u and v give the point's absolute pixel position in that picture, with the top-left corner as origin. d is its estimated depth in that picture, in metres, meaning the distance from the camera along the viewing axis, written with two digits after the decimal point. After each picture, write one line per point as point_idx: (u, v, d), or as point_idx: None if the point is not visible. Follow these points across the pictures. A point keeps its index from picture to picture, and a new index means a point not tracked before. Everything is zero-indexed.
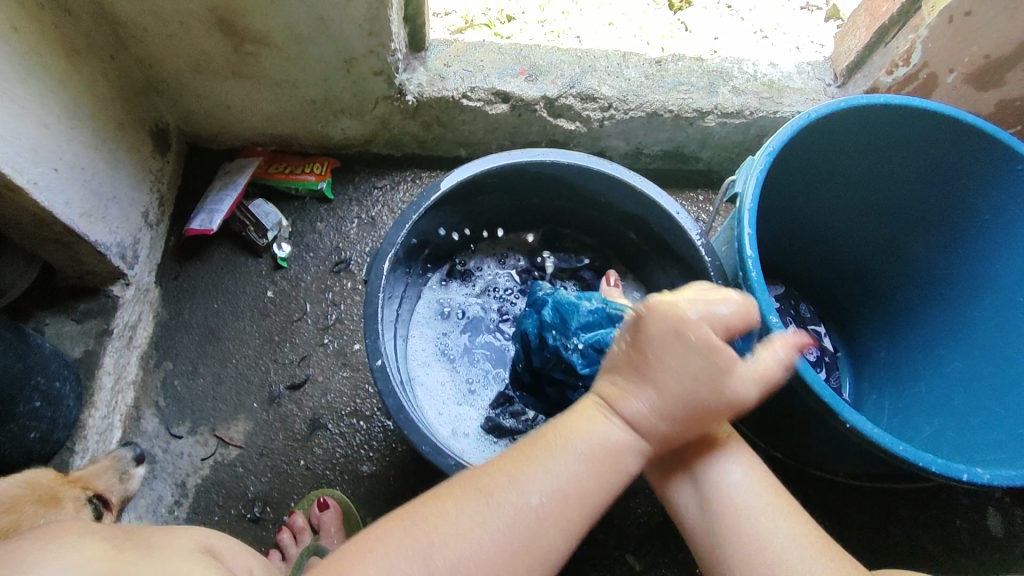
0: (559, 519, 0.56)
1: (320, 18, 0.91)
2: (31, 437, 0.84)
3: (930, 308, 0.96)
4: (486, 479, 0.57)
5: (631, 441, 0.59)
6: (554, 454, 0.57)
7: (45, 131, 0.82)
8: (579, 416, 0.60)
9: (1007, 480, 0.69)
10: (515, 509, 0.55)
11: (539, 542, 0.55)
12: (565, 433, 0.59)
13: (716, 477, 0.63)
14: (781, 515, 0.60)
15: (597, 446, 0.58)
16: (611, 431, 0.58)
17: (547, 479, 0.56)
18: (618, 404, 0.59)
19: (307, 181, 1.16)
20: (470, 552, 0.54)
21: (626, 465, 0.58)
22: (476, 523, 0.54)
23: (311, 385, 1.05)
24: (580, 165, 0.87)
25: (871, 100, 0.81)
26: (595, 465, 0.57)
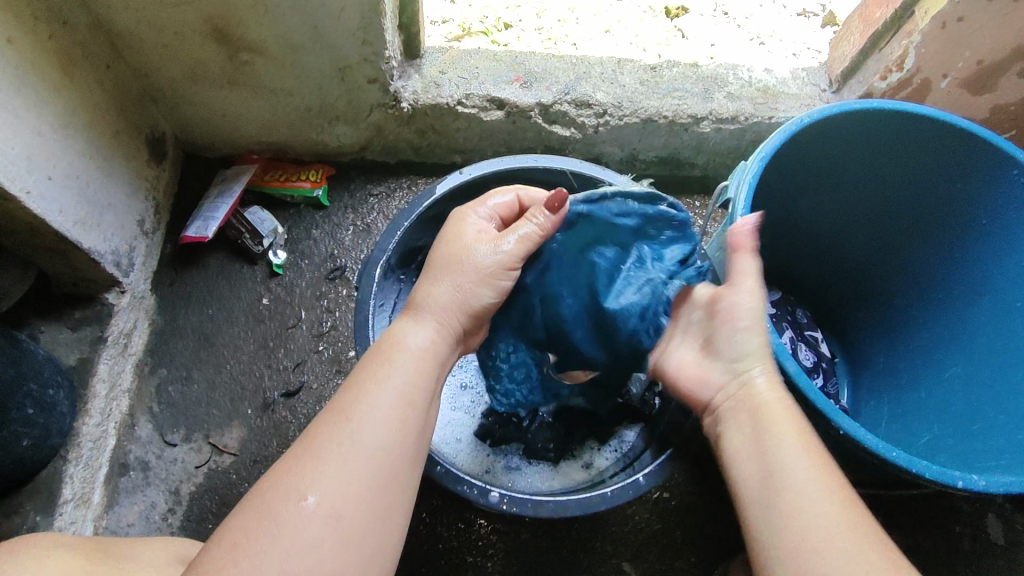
0: (397, 437, 0.58)
1: (314, 27, 0.91)
2: (23, 444, 0.84)
3: (926, 313, 0.96)
4: (336, 425, 0.56)
5: (431, 346, 0.64)
6: (380, 379, 0.60)
7: (39, 140, 0.83)
8: (387, 339, 0.64)
9: (1003, 488, 0.68)
10: (346, 439, 0.56)
11: (394, 451, 0.57)
12: (390, 348, 0.63)
13: (773, 437, 0.64)
14: (824, 481, 0.60)
15: (412, 366, 0.62)
16: (416, 340, 0.64)
17: (371, 409, 0.58)
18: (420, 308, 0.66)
19: (303, 188, 1.16)
20: (331, 480, 0.54)
21: (439, 359, 0.64)
22: (328, 455, 0.55)
23: (305, 393, 1.05)
24: (573, 171, 0.88)
25: (863, 104, 0.80)
26: (393, 377, 0.60)
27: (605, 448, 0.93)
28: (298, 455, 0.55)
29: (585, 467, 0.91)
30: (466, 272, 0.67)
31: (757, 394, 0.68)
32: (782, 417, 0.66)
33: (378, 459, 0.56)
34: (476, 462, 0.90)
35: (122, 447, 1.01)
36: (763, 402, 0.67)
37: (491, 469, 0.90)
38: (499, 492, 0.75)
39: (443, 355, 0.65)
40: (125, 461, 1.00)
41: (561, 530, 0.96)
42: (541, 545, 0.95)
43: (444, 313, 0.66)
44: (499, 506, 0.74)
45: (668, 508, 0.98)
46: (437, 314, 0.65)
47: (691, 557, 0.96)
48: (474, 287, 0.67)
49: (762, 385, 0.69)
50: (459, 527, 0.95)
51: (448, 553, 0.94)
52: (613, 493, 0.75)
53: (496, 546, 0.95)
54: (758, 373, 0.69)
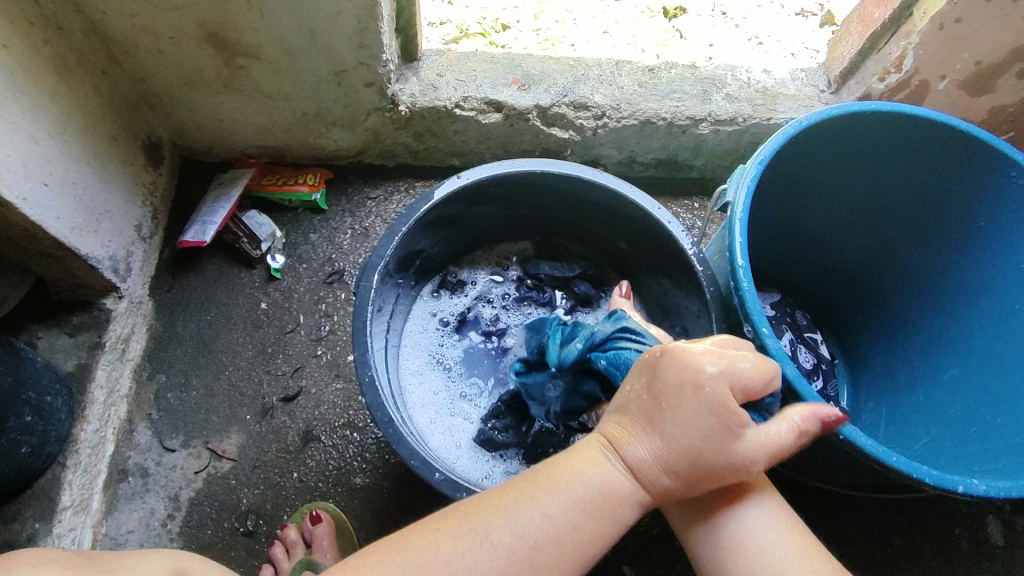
0: (576, 540, 0.55)
1: (310, 31, 0.91)
2: (22, 452, 0.83)
3: (925, 315, 0.95)
4: (482, 512, 0.55)
5: (632, 488, 0.57)
6: (555, 484, 0.57)
7: (35, 146, 0.82)
8: (580, 453, 0.59)
9: (1003, 492, 0.68)
10: (502, 534, 0.54)
11: (564, 546, 0.54)
12: (569, 468, 0.58)
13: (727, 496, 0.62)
14: (782, 535, 0.60)
15: (594, 492, 0.56)
16: (603, 476, 0.57)
17: (539, 512, 0.55)
18: (622, 447, 0.58)
19: (301, 192, 1.16)
20: (449, 572, 0.52)
21: (619, 495, 0.57)
22: (459, 550, 0.53)
23: (304, 398, 1.04)
24: (571, 175, 0.87)
25: (862, 107, 0.80)
26: (594, 510, 0.56)
27: None
28: (369, 555, 0.54)
29: None
30: None
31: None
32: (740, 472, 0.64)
33: (536, 551, 0.53)
34: (476, 467, 0.90)
35: (121, 453, 1.00)
36: None
37: (490, 474, 0.89)
38: None
39: None
40: (124, 467, 1.00)
41: None
42: None
43: None
44: None
45: None
46: None
47: (691, 561, 0.96)
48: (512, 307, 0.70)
49: (733, 429, 0.67)
50: None
51: None
52: None
53: None
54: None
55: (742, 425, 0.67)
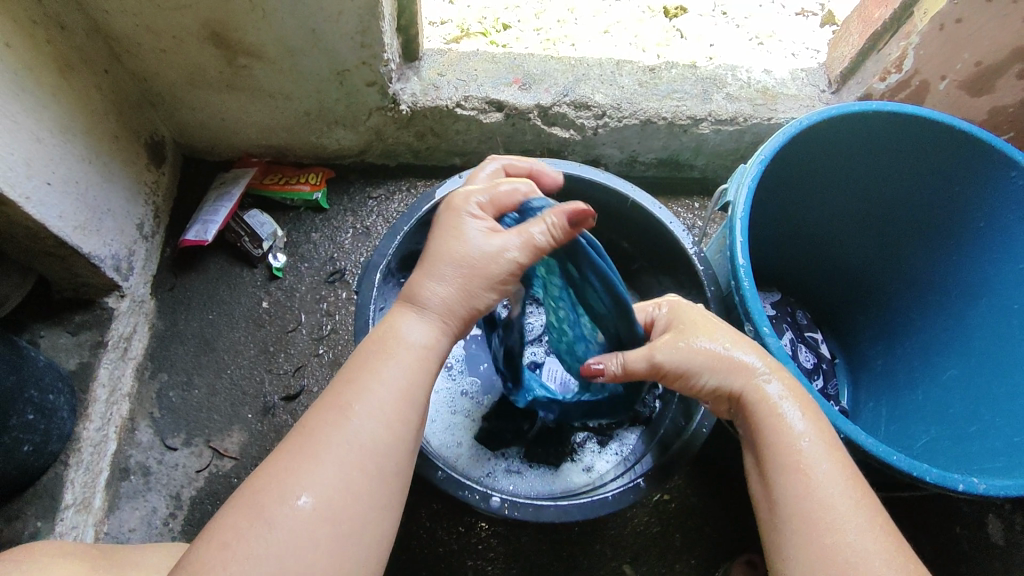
0: (404, 405, 0.57)
1: (312, 30, 0.91)
2: (24, 450, 0.84)
3: (926, 314, 0.96)
4: (375, 380, 0.57)
5: (435, 331, 0.60)
6: (376, 364, 0.58)
7: (38, 145, 0.83)
8: (391, 318, 0.61)
9: (1002, 491, 0.68)
10: (338, 429, 0.55)
11: (398, 428, 0.57)
12: (390, 335, 0.60)
13: (782, 458, 0.62)
14: (846, 500, 0.59)
15: (412, 354, 0.59)
16: (414, 330, 0.60)
17: (369, 395, 0.56)
18: (419, 297, 0.61)
19: (302, 191, 1.16)
20: (319, 480, 0.53)
21: (437, 356, 0.60)
22: (303, 464, 0.54)
23: (305, 396, 1.05)
24: (572, 174, 0.87)
25: (862, 107, 0.80)
26: (412, 370, 0.58)
27: (605, 452, 0.93)
28: (253, 484, 0.54)
29: (586, 470, 0.91)
30: (461, 265, 0.59)
31: (765, 406, 0.64)
32: (798, 432, 0.63)
33: (389, 431, 0.56)
34: (477, 467, 0.90)
35: (122, 452, 1.01)
36: (776, 414, 0.64)
37: (492, 471, 0.90)
38: (500, 497, 0.75)
39: (441, 347, 0.61)
40: (126, 466, 1.00)
41: (561, 534, 0.96)
42: (542, 548, 0.96)
43: (438, 309, 0.60)
44: (500, 511, 0.74)
45: (669, 510, 0.98)
46: (433, 310, 0.60)
47: (691, 559, 0.96)
48: (466, 288, 0.59)
49: (774, 397, 0.65)
50: (460, 530, 0.95)
51: (448, 556, 0.94)
52: (613, 498, 0.75)
53: (497, 549, 0.95)
54: (772, 384, 0.65)
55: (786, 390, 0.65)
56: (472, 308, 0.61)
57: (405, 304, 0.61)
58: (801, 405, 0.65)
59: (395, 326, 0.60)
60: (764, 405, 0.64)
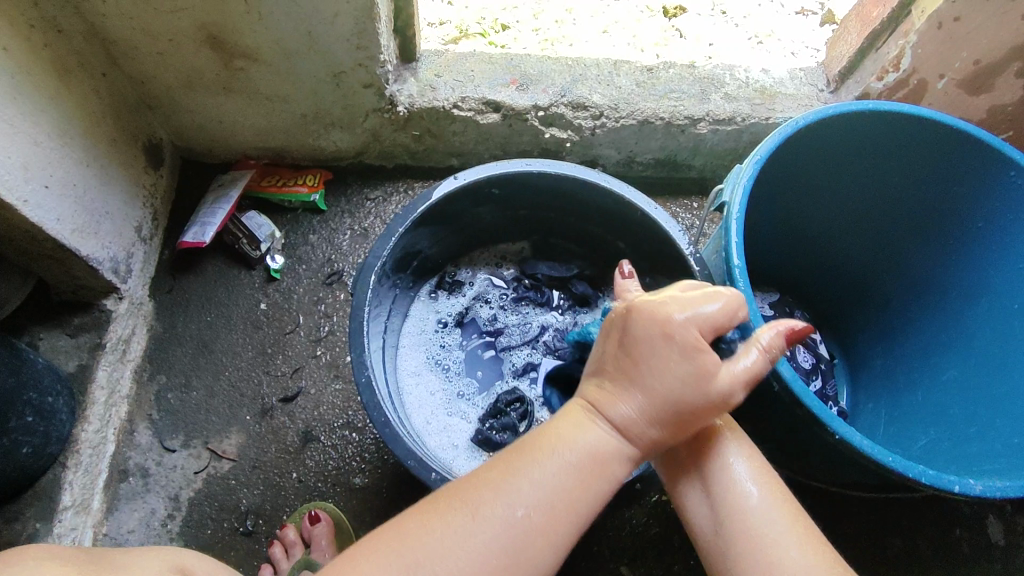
0: (569, 518, 0.56)
1: (308, 32, 0.91)
2: (23, 452, 0.84)
3: (925, 314, 0.95)
4: (490, 480, 0.56)
5: (620, 446, 0.59)
6: (543, 454, 0.57)
7: (36, 149, 0.83)
8: (566, 421, 0.60)
9: (1000, 492, 0.68)
10: (499, 521, 0.54)
11: (558, 518, 0.55)
12: (565, 437, 0.58)
13: (720, 477, 0.62)
14: (785, 519, 0.59)
15: (585, 455, 0.58)
16: (594, 438, 0.59)
17: (531, 485, 0.56)
18: (605, 409, 0.60)
19: (300, 193, 1.17)
20: (456, 568, 0.53)
21: (610, 468, 0.58)
22: (460, 544, 0.53)
23: (303, 398, 1.05)
24: (567, 175, 0.87)
25: (859, 106, 0.80)
26: (584, 474, 0.57)
27: None
28: (372, 550, 0.54)
29: None
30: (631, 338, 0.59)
31: (696, 421, 0.65)
32: (732, 453, 0.63)
33: (545, 548, 0.55)
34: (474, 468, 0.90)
35: (121, 454, 1.01)
36: (710, 435, 0.64)
37: None
38: None
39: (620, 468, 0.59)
40: (125, 468, 1.00)
41: None
42: None
43: (627, 428, 0.59)
44: None
45: (666, 511, 0.98)
46: (621, 428, 0.59)
47: (689, 560, 0.96)
48: (653, 410, 0.58)
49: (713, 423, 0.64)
50: None
51: None
52: None
53: None
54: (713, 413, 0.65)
55: (710, 407, 0.67)
56: (665, 439, 0.59)
57: (591, 417, 0.60)
58: (723, 422, 0.66)
59: (576, 434, 0.59)
60: (707, 431, 0.64)
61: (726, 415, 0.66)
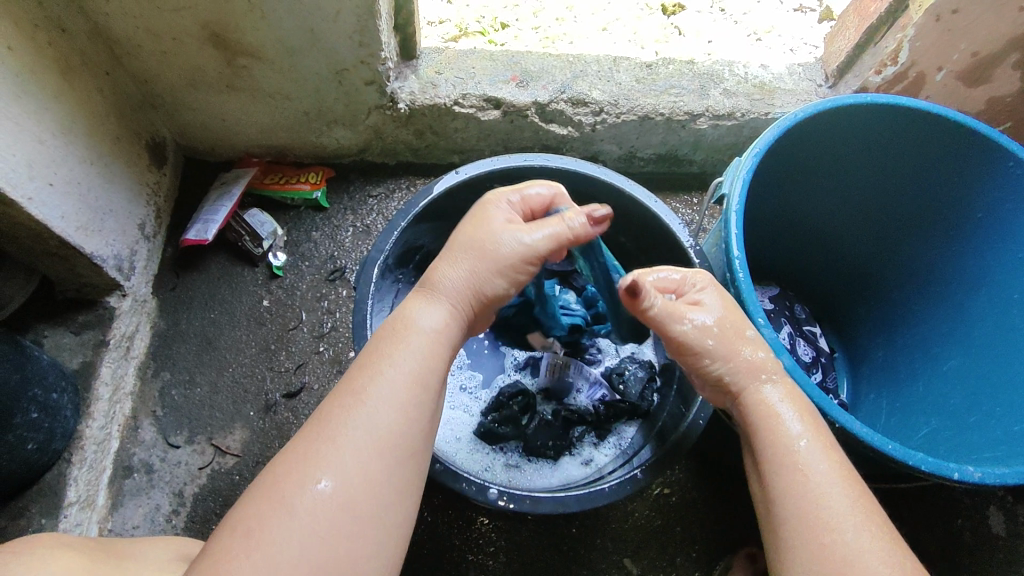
0: (417, 387, 0.58)
1: (310, 30, 0.92)
2: (28, 448, 0.84)
3: (925, 307, 0.96)
4: (360, 378, 0.58)
5: (443, 325, 0.62)
6: (388, 349, 0.60)
7: (40, 146, 0.84)
8: (407, 308, 0.64)
9: (999, 479, 0.68)
10: (350, 412, 0.55)
11: (411, 407, 0.57)
12: (403, 323, 0.62)
13: (780, 455, 0.60)
14: (847, 505, 0.56)
15: (420, 337, 0.61)
16: (426, 316, 0.62)
17: (386, 382, 0.57)
18: (436, 285, 0.64)
19: (302, 191, 1.17)
20: (334, 462, 0.53)
21: (450, 342, 0.63)
22: (322, 449, 0.53)
23: (306, 394, 1.05)
24: (568, 170, 0.88)
25: (857, 99, 0.81)
26: (427, 353, 0.60)
27: (605, 445, 0.93)
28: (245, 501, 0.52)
29: (586, 463, 0.91)
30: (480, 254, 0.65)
31: (762, 408, 0.63)
32: (794, 432, 0.61)
33: (406, 412, 0.57)
34: (477, 462, 0.90)
35: (126, 450, 1.02)
36: (771, 412, 0.63)
37: (490, 466, 0.90)
38: (497, 489, 0.75)
39: (454, 334, 0.63)
40: (129, 464, 1.01)
41: (561, 528, 0.97)
42: (542, 543, 0.96)
43: (456, 295, 0.64)
44: (497, 503, 0.74)
45: (669, 504, 0.98)
46: (450, 297, 0.64)
47: (692, 553, 0.97)
48: (478, 271, 0.64)
49: (772, 399, 0.64)
50: (460, 523, 0.96)
51: (447, 550, 0.95)
52: (611, 489, 0.75)
53: (496, 544, 0.95)
54: (771, 387, 0.64)
55: (784, 394, 0.64)
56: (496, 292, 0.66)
57: (422, 292, 0.65)
58: (795, 404, 0.63)
59: (410, 313, 0.63)
60: (762, 407, 0.63)
61: (791, 393, 0.64)
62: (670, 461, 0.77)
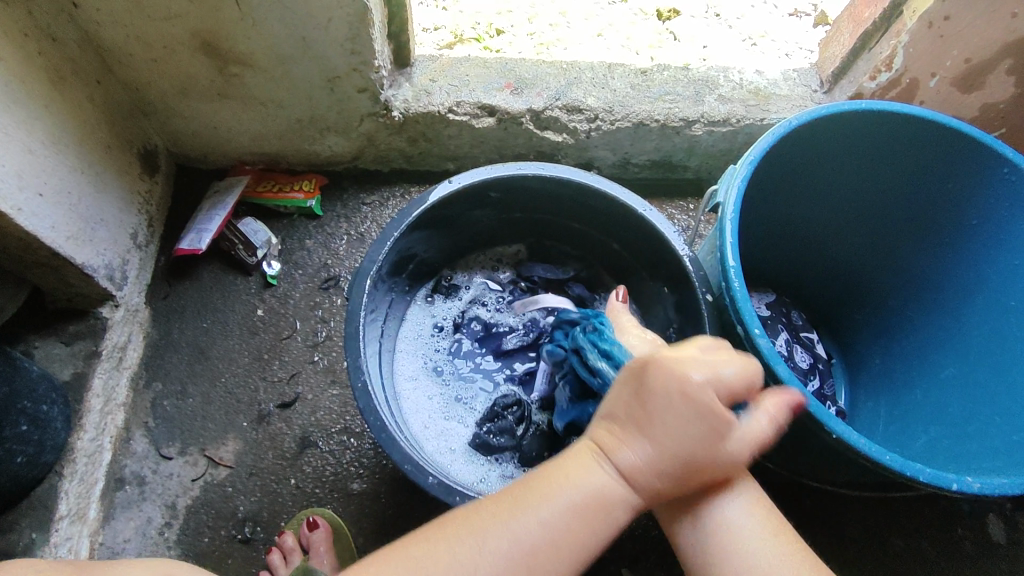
0: (574, 539, 0.57)
1: (302, 38, 0.91)
2: (17, 462, 0.83)
3: (922, 314, 0.95)
4: (475, 521, 0.57)
5: (622, 491, 0.58)
6: (547, 487, 0.59)
7: (30, 156, 0.83)
8: (573, 460, 0.60)
9: (997, 489, 0.68)
10: (506, 535, 0.56)
11: (512, 570, 0.55)
12: (574, 482, 0.58)
13: (711, 516, 0.62)
14: (779, 560, 0.59)
15: (588, 496, 0.58)
16: (600, 481, 0.58)
17: (484, 539, 0.56)
18: (613, 455, 0.59)
19: (296, 199, 1.16)
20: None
21: (612, 507, 0.58)
22: (450, 564, 0.55)
23: (300, 404, 1.04)
24: (562, 177, 0.87)
25: (852, 106, 0.80)
26: (578, 521, 0.57)
27: None
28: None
29: None
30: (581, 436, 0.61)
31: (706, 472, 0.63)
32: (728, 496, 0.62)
33: (535, 556, 0.56)
34: (472, 473, 0.89)
35: (117, 462, 1.00)
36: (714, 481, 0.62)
37: (486, 477, 0.89)
38: None
39: (617, 515, 0.58)
40: (121, 476, 1.00)
41: None
42: None
43: (618, 481, 0.58)
44: None
45: None
46: (617, 475, 0.59)
47: None
48: (620, 458, 0.59)
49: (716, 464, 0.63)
50: None
51: None
52: None
53: None
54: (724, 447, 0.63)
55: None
56: (670, 486, 0.59)
57: (589, 453, 0.60)
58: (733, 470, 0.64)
59: (580, 478, 0.59)
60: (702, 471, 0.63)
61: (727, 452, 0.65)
62: None
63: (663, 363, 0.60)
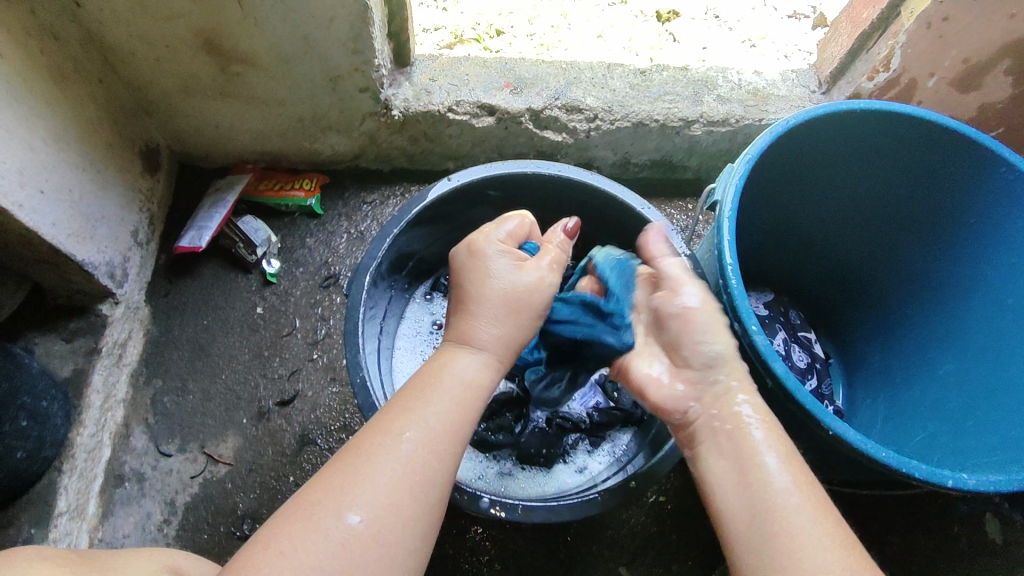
0: (451, 434, 0.61)
1: (303, 37, 0.92)
2: (18, 457, 0.84)
3: (919, 313, 0.95)
4: (381, 422, 0.60)
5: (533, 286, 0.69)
6: (427, 394, 0.62)
7: (31, 153, 0.83)
8: (440, 357, 0.66)
9: (992, 486, 0.68)
10: (386, 452, 0.58)
11: (444, 447, 0.60)
12: (438, 370, 0.65)
13: (746, 462, 0.63)
14: (817, 526, 0.57)
15: (461, 380, 0.64)
16: (468, 368, 0.65)
17: (419, 418, 0.60)
18: (468, 339, 0.67)
19: (296, 197, 1.17)
20: (368, 497, 0.55)
21: (484, 388, 0.65)
22: (387, 489, 0.56)
23: (300, 401, 1.05)
24: (562, 175, 0.87)
25: (848, 105, 0.81)
26: (462, 401, 0.63)
27: (598, 452, 0.92)
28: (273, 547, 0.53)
29: (579, 470, 0.91)
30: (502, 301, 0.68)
31: (734, 420, 0.67)
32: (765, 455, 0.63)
33: (440, 456, 0.59)
34: (471, 471, 0.90)
35: (117, 458, 1.01)
36: (745, 434, 0.65)
37: (484, 474, 0.89)
38: (490, 497, 0.74)
39: (490, 385, 0.66)
40: (120, 472, 1.00)
41: (555, 534, 0.96)
42: (536, 551, 0.95)
43: (490, 348, 0.67)
44: (489, 511, 0.73)
45: (664, 512, 0.98)
46: (486, 350, 0.67)
47: (687, 560, 0.96)
48: (516, 322, 0.68)
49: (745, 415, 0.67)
50: (454, 532, 0.95)
51: (437, 559, 0.94)
52: (603, 496, 0.75)
53: (491, 551, 0.95)
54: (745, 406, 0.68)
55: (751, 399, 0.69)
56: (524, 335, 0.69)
57: (456, 345, 0.67)
58: (768, 432, 0.66)
59: (448, 364, 0.65)
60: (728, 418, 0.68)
61: (766, 415, 0.68)
62: (663, 469, 0.76)
63: (462, 247, 0.72)
